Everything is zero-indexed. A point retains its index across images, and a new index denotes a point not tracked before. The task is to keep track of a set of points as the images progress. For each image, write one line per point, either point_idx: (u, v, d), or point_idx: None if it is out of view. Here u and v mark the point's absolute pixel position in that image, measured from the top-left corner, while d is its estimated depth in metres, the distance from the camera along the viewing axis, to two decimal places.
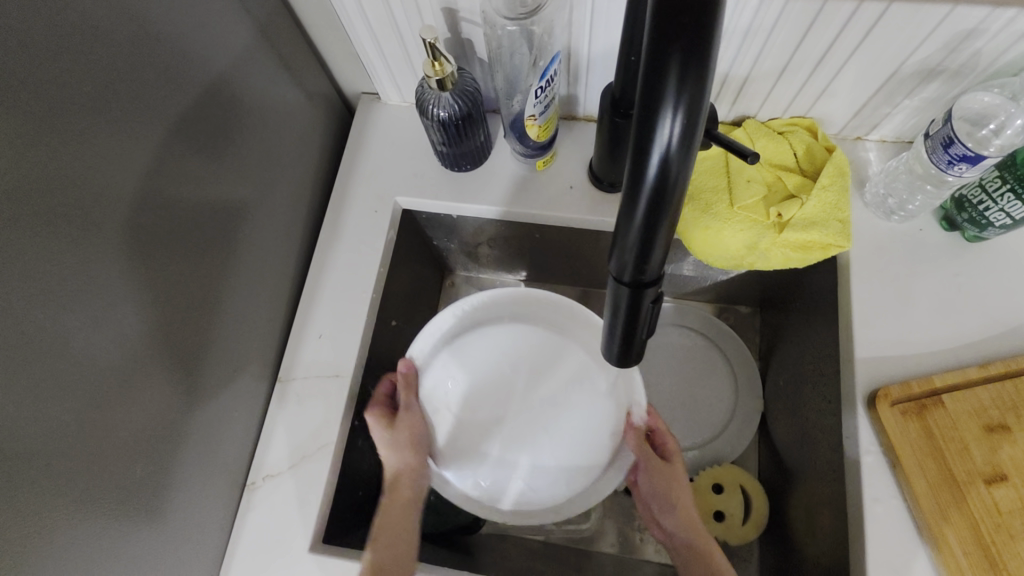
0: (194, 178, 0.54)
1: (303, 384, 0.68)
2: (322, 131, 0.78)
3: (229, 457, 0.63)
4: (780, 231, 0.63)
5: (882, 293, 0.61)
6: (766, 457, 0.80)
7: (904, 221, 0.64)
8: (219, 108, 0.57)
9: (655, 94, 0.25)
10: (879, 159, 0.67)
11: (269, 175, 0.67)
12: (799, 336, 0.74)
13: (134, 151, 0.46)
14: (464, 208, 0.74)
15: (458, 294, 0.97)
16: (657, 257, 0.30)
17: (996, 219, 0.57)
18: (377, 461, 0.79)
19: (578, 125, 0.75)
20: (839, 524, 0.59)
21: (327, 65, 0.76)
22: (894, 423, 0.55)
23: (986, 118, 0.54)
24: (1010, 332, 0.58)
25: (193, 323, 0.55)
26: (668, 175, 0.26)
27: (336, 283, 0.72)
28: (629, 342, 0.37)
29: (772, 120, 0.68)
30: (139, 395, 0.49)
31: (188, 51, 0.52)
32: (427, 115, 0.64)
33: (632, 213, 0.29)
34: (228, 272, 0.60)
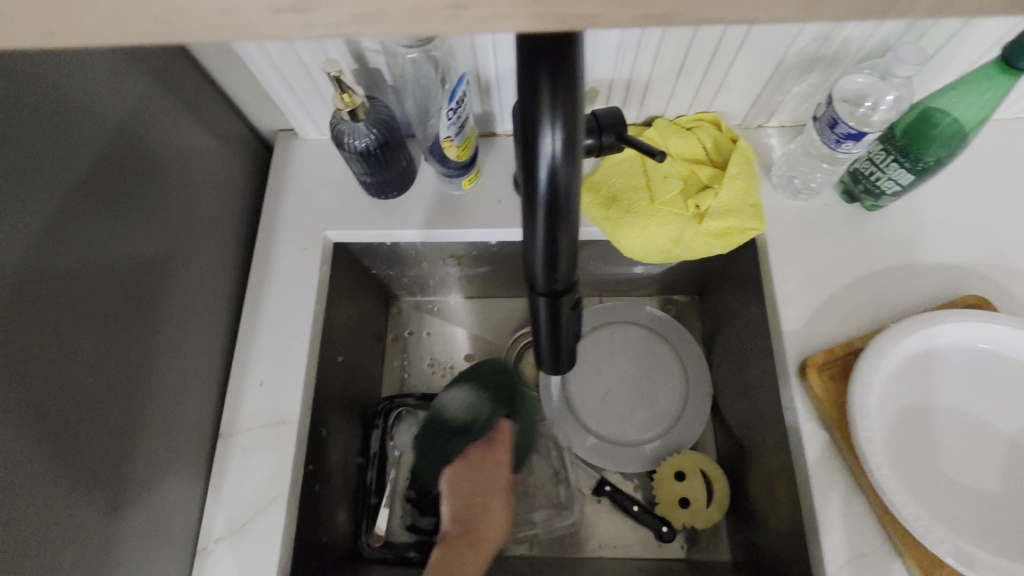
0: (103, 237, 0.52)
1: (249, 436, 0.65)
2: (240, 173, 0.76)
3: (175, 524, 0.60)
4: (700, 221, 0.66)
5: (800, 268, 0.65)
6: (722, 437, 0.83)
7: (810, 198, 0.68)
8: (124, 163, 0.55)
9: (532, 112, 0.26)
10: (781, 144, 0.72)
11: (187, 227, 0.64)
12: (735, 317, 0.77)
13: (22, 219, 0.43)
14: (395, 234, 0.74)
15: (405, 320, 0.96)
16: (567, 265, 0.32)
17: (888, 187, 0.61)
18: (338, 502, 0.76)
19: (498, 141, 0.77)
20: (792, 493, 0.62)
21: (237, 105, 0.74)
22: (823, 389, 0.58)
23: (862, 97, 0.59)
24: (915, 289, 0.63)
25: (120, 391, 0.53)
26: (559, 187, 0.28)
27: (273, 326, 0.70)
28: (557, 348, 0.38)
29: (680, 118, 0.71)
30: (66, 476, 0.46)
31: (79, 110, 0.50)
32: (345, 146, 0.64)
33: (534, 227, 0.30)
34: (152, 331, 0.57)
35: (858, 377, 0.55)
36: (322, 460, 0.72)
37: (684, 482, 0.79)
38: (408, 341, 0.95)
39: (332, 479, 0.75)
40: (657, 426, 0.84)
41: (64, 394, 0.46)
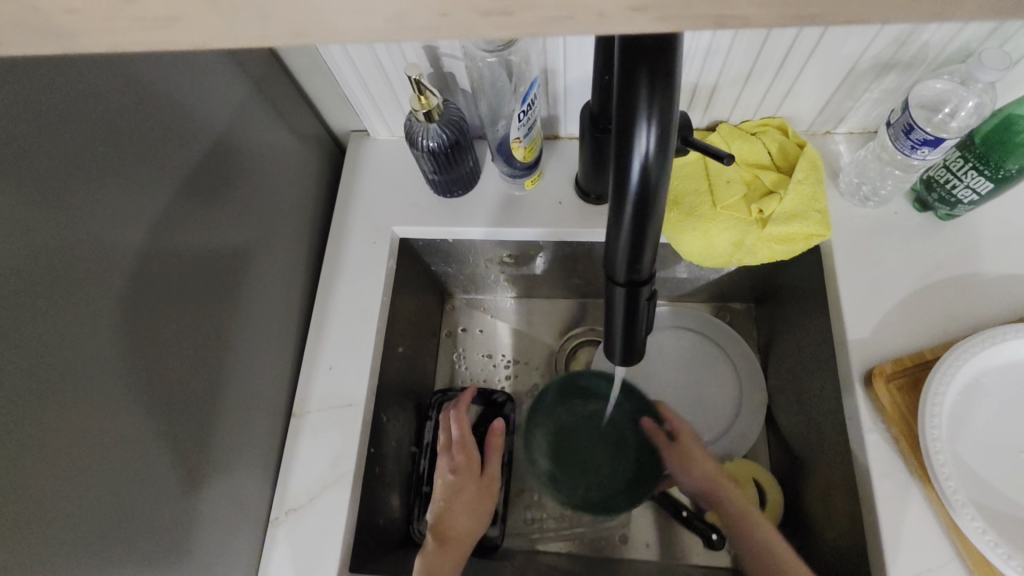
0: (201, 226, 0.56)
1: (318, 416, 0.70)
2: (316, 170, 0.81)
3: (250, 493, 0.64)
4: (763, 226, 0.66)
5: (866, 276, 0.64)
6: (776, 447, 0.82)
7: (879, 206, 0.67)
8: (221, 158, 0.60)
9: (629, 112, 0.28)
10: (849, 150, 0.71)
11: (270, 219, 0.69)
12: (794, 325, 0.76)
13: (141, 205, 0.48)
14: (458, 231, 0.77)
15: (460, 317, 0.99)
16: (648, 257, 0.34)
17: (964, 195, 0.60)
18: (394, 485, 0.80)
19: (561, 144, 0.79)
20: (852, 505, 0.61)
21: (316, 107, 0.79)
22: (889, 397, 0.58)
23: (942, 102, 0.59)
24: (992, 301, 0.61)
25: (207, 367, 0.57)
26: (649, 182, 0.29)
27: (342, 315, 0.74)
28: (630, 340, 0.40)
29: (745, 123, 0.71)
30: (160, 440, 0.51)
31: (189, 109, 0.55)
32: (417, 146, 0.67)
33: (621, 220, 0.32)
34: (237, 313, 0.62)
35: (931, 385, 0.55)
36: (382, 445, 0.76)
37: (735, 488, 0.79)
38: (462, 337, 0.98)
39: (390, 463, 0.78)
40: (710, 431, 0.84)
41: (161, 365, 0.51)
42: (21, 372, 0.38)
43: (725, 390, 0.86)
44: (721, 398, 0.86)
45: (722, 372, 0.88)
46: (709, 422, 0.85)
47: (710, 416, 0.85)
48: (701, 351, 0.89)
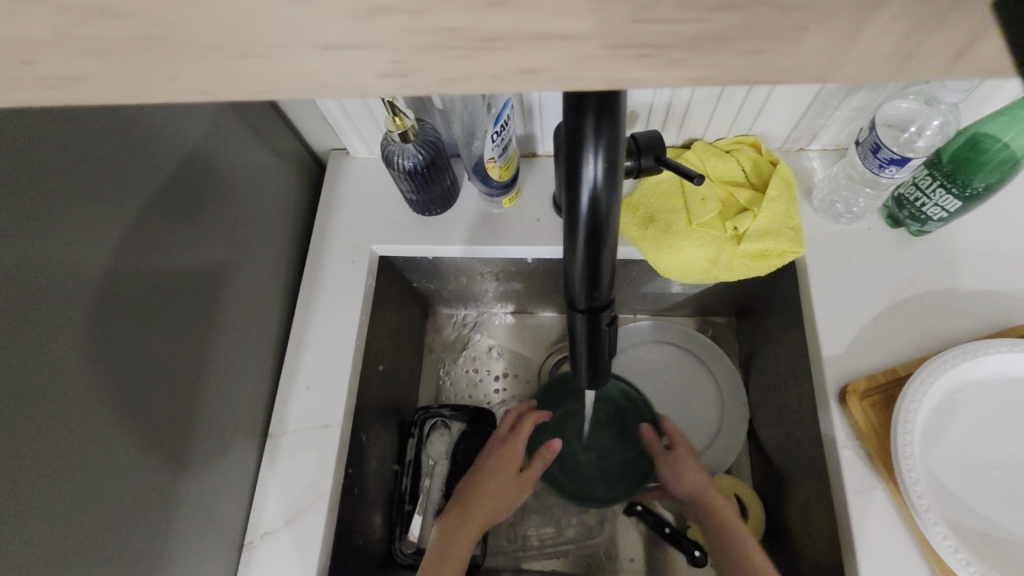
0: (173, 247, 0.56)
1: (295, 437, 0.69)
2: (295, 189, 0.80)
3: (224, 517, 0.63)
4: (738, 243, 0.66)
5: (840, 293, 0.65)
6: (758, 461, 0.82)
7: (852, 222, 0.68)
8: (194, 179, 0.60)
9: (576, 141, 0.28)
10: (822, 167, 0.72)
11: (246, 238, 0.69)
12: (773, 340, 0.77)
13: (109, 229, 0.48)
14: (438, 249, 0.77)
15: (443, 332, 0.99)
16: (605, 282, 0.34)
17: (934, 213, 0.61)
18: (374, 506, 0.79)
19: (539, 162, 0.79)
20: (831, 521, 0.61)
21: (295, 126, 0.79)
22: (863, 415, 0.58)
23: (907, 121, 0.60)
24: (964, 316, 0.61)
25: (181, 389, 0.57)
26: (600, 209, 0.30)
27: (320, 334, 0.74)
28: (594, 364, 0.40)
29: (719, 141, 0.72)
30: (131, 465, 0.50)
31: (159, 131, 0.55)
32: (394, 165, 0.67)
33: (575, 246, 0.32)
34: (211, 334, 0.62)
35: (903, 402, 0.55)
36: (362, 465, 0.75)
37: None
38: (445, 353, 0.97)
39: (370, 483, 0.78)
40: (692, 446, 0.84)
41: (133, 389, 0.50)
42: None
43: (706, 403, 0.87)
44: (702, 412, 0.86)
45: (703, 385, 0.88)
46: (691, 435, 0.85)
47: (691, 429, 0.85)
48: (682, 365, 0.89)
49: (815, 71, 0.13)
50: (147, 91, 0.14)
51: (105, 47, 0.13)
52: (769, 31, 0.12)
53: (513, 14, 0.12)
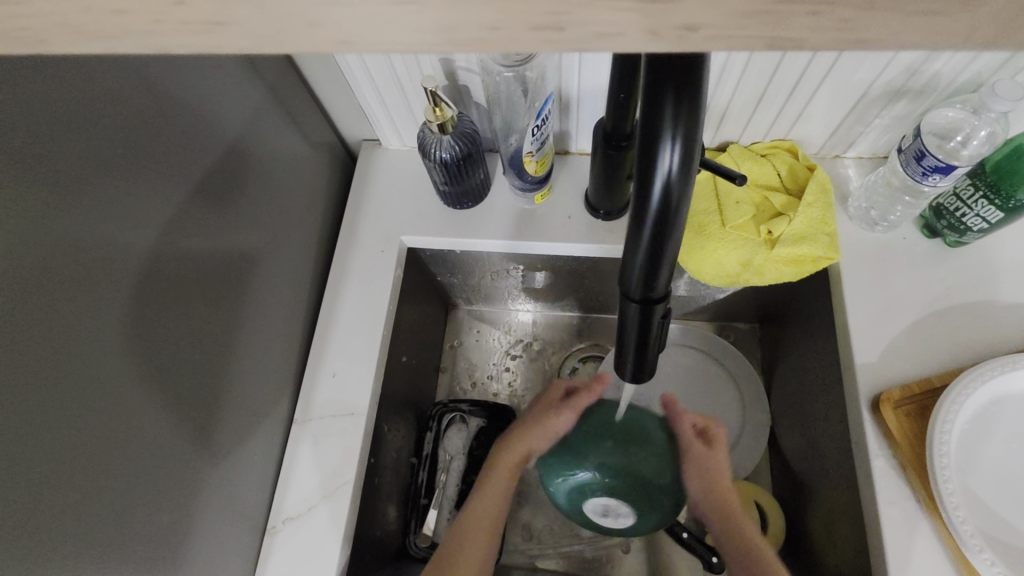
0: (210, 228, 0.56)
1: (320, 425, 0.69)
2: (326, 177, 0.81)
3: (248, 500, 0.63)
4: (771, 247, 0.66)
5: (874, 301, 0.64)
6: (779, 470, 0.81)
7: (888, 231, 0.67)
8: (233, 161, 0.60)
9: (653, 128, 0.28)
10: (858, 175, 0.71)
11: (278, 224, 0.69)
12: (800, 348, 0.76)
13: (151, 205, 0.48)
14: (466, 243, 0.77)
15: (463, 327, 0.98)
16: (664, 274, 0.34)
17: (974, 223, 0.61)
18: (392, 497, 0.79)
19: (571, 159, 0.79)
20: (857, 531, 0.60)
21: (329, 115, 0.80)
22: (897, 424, 0.57)
23: (953, 131, 0.59)
24: (1001, 330, 0.61)
25: (211, 371, 0.57)
26: (670, 198, 0.30)
27: (347, 322, 0.74)
28: (640, 358, 0.40)
29: (755, 144, 0.72)
30: (160, 442, 0.50)
31: (203, 112, 0.55)
32: (429, 156, 0.68)
33: (639, 236, 0.32)
34: (242, 316, 0.62)
35: (938, 412, 0.54)
36: (381, 455, 0.75)
37: None
38: (465, 348, 0.97)
39: (389, 474, 0.77)
40: None
41: (166, 367, 0.50)
42: (16, 372, 0.37)
43: (729, 409, 0.86)
44: (724, 417, 0.85)
45: (727, 389, 0.87)
46: None
47: None
48: (706, 368, 0.89)
49: (957, 43, 0.13)
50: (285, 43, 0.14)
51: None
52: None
53: None
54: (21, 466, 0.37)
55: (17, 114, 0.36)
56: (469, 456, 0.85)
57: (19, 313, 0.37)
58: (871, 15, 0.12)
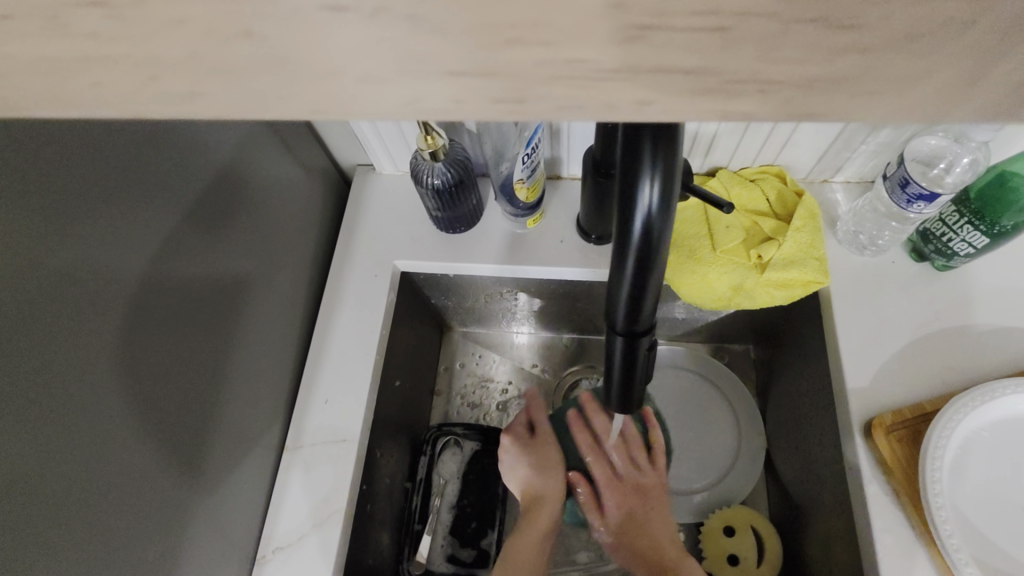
0: (203, 255, 0.57)
1: (312, 451, 0.69)
2: (321, 202, 0.82)
3: (239, 528, 0.63)
4: (762, 272, 0.67)
5: (864, 325, 0.64)
6: (775, 493, 0.80)
7: (877, 254, 0.68)
8: (227, 189, 0.61)
9: (632, 167, 0.28)
10: (846, 199, 0.72)
11: (271, 250, 0.69)
12: (793, 371, 0.76)
13: (145, 235, 0.48)
14: (460, 267, 0.78)
15: (458, 350, 0.98)
16: (649, 307, 0.34)
17: (961, 248, 0.61)
18: (385, 523, 0.78)
19: (563, 184, 0.80)
20: (853, 558, 0.59)
21: (323, 141, 0.81)
22: (890, 450, 0.57)
23: (936, 158, 0.60)
24: (991, 353, 0.61)
25: (201, 399, 0.56)
26: (651, 233, 0.30)
27: (340, 347, 0.74)
28: (628, 390, 0.40)
29: (744, 169, 0.73)
30: (149, 473, 0.49)
31: (198, 142, 0.55)
32: (422, 183, 0.68)
33: (622, 270, 0.32)
34: (234, 342, 0.62)
35: (930, 439, 0.54)
36: (374, 482, 0.74)
37: (733, 537, 0.76)
38: (459, 371, 0.97)
39: (382, 500, 0.77)
40: (707, 475, 0.83)
41: (156, 395, 0.50)
42: (7, 404, 0.37)
43: (724, 431, 0.86)
44: (720, 439, 0.85)
45: (723, 412, 0.87)
46: (708, 463, 0.84)
47: (709, 457, 0.84)
48: (701, 391, 0.89)
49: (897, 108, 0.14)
50: (266, 109, 0.15)
51: (241, 70, 0.14)
52: (883, 74, 0.13)
53: (645, 46, 0.13)
54: (11, 499, 0.37)
55: (14, 149, 0.37)
56: (462, 481, 0.85)
57: (8, 346, 0.37)
58: (810, 92, 0.14)
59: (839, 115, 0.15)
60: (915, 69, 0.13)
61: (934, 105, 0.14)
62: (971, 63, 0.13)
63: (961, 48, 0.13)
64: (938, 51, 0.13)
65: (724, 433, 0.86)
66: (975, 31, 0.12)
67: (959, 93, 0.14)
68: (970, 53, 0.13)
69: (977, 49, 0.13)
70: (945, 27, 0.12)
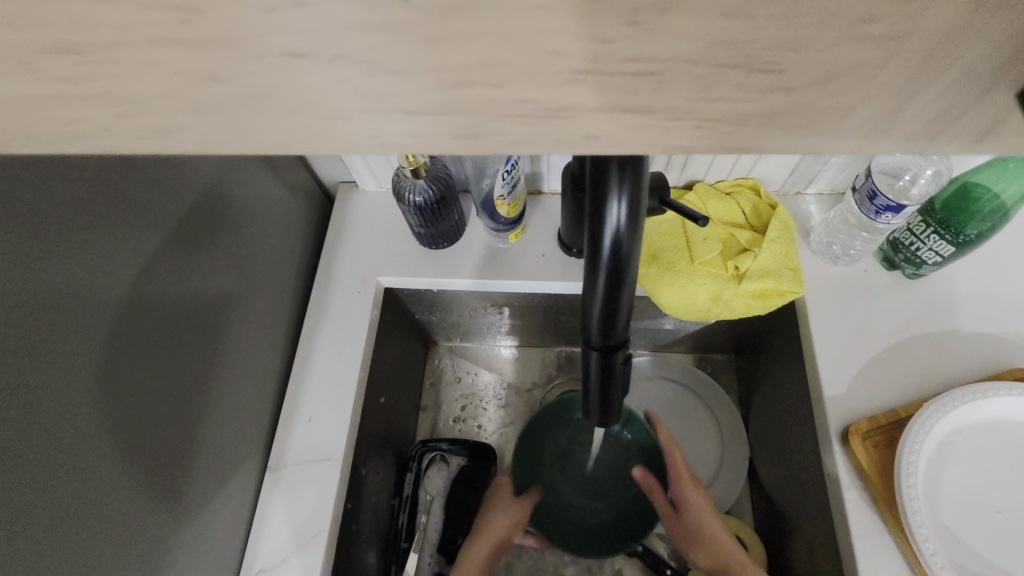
0: (185, 275, 0.56)
1: (295, 471, 0.68)
2: (303, 220, 0.82)
3: (220, 551, 0.62)
4: (739, 282, 0.68)
5: (839, 333, 0.66)
6: (760, 502, 0.81)
7: (850, 264, 0.70)
8: (210, 208, 0.61)
9: (601, 187, 0.29)
10: (819, 211, 0.74)
11: (254, 268, 0.69)
12: (774, 379, 0.77)
13: (128, 258, 0.48)
14: (442, 282, 0.78)
15: (443, 364, 0.98)
16: (622, 321, 0.35)
17: (929, 257, 0.63)
18: (371, 540, 0.77)
19: (544, 199, 0.81)
20: (836, 563, 0.60)
21: (305, 158, 0.81)
22: (867, 456, 0.58)
23: (902, 170, 0.62)
24: (960, 358, 0.63)
25: (184, 422, 0.56)
26: (621, 250, 0.31)
27: (324, 364, 0.74)
28: (606, 403, 0.41)
29: (720, 183, 0.74)
30: (131, 498, 0.49)
31: (180, 163, 0.55)
32: (404, 200, 0.69)
33: (595, 285, 0.33)
34: (217, 362, 0.61)
35: (904, 444, 0.55)
36: (360, 500, 0.74)
37: None
38: (445, 385, 0.97)
39: (367, 518, 0.76)
40: None
41: (140, 418, 0.50)
42: None
43: (708, 440, 0.87)
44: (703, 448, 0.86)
45: (706, 420, 0.88)
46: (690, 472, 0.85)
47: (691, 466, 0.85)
48: (685, 400, 0.90)
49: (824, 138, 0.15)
50: (236, 144, 0.16)
51: (210, 108, 0.14)
52: (809, 111, 0.15)
53: (592, 86, 0.14)
54: None
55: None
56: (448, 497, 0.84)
57: None
58: (747, 124, 0.15)
59: (774, 145, 0.16)
60: (838, 105, 0.14)
61: (857, 137, 0.15)
62: (885, 100, 0.14)
63: (875, 86, 0.14)
64: (856, 89, 0.14)
65: (707, 441, 0.87)
66: (885, 74, 0.14)
67: (882, 125, 0.15)
68: (884, 90, 0.14)
69: (890, 86, 0.14)
70: (858, 70, 0.14)
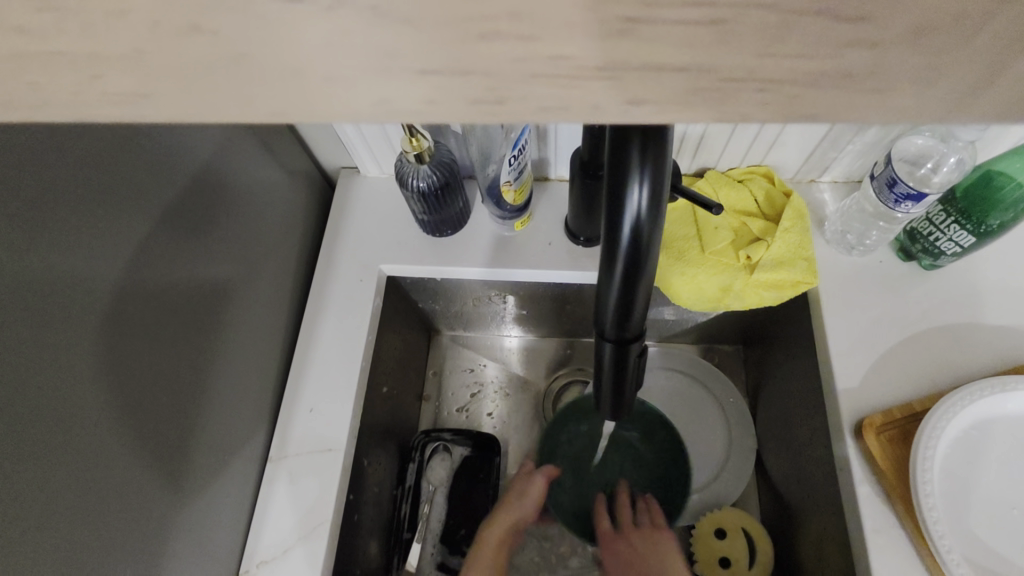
0: (183, 260, 0.55)
1: (296, 461, 0.67)
2: (304, 205, 0.80)
3: (221, 541, 0.61)
4: (751, 273, 0.66)
5: (853, 326, 0.64)
6: (767, 496, 0.80)
7: (865, 254, 0.68)
8: (206, 192, 0.59)
9: (621, 168, 0.27)
10: (833, 199, 0.72)
11: (254, 253, 0.68)
12: (784, 371, 0.76)
13: (122, 242, 0.47)
14: (446, 270, 0.77)
15: (446, 354, 0.97)
16: (638, 312, 0.33)
17: (947, 247, 0.61)
18: (374, 530, 0.76)
19: (550, 186, 0.79)
20: (847, 560, 0.59)
21: (306, 143, 0.79)
22: (881, 450, 0.57)
23: (923, 157, 0.60)
24: (977, 351, 0.61)
25: (182, 410, 0.55)
26: (641, 236, 0.29)
27: (325, 353, 0.72)
28: (618, 397, 0.39)
29: (732, 170, 0.72)
30: (129, 487, 0.48)
31: (175, 144, 0.54)
32: (408, 186, 0.67)
33: (611, 274, 0.31)
34: (216, 349, 0.60)
35: (920, 438, 0.54)
36: (361, 491, 0.73)
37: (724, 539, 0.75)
38: (447, 376, 0.96)
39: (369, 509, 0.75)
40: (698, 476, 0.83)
41: (137, 406, 0.49)
42: None
43: (714, 432, 0.85)
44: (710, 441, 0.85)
45: (713, 412, 0.87)
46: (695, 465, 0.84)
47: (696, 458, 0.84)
48: (691, 392, 0.88)
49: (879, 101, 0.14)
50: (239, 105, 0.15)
51: None
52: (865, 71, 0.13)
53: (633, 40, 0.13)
54: None
55: None
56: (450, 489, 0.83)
57: None
58: (798, 85, 0.14)
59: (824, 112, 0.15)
60: (898, 63, 0.13)
61: (914, 102, 0.14)
62: (949, 59, 0.13)
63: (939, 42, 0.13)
64: (916, 46, 0.13)
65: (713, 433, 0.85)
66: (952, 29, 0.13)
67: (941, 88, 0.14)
68: (947, 47, 0.13)
69: (955, 43, 0.13)
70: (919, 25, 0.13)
